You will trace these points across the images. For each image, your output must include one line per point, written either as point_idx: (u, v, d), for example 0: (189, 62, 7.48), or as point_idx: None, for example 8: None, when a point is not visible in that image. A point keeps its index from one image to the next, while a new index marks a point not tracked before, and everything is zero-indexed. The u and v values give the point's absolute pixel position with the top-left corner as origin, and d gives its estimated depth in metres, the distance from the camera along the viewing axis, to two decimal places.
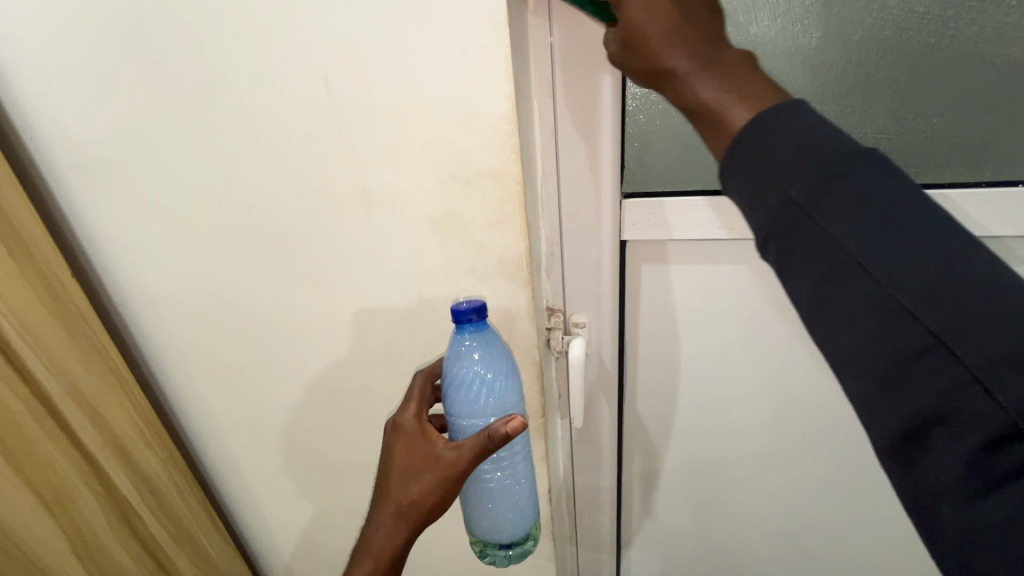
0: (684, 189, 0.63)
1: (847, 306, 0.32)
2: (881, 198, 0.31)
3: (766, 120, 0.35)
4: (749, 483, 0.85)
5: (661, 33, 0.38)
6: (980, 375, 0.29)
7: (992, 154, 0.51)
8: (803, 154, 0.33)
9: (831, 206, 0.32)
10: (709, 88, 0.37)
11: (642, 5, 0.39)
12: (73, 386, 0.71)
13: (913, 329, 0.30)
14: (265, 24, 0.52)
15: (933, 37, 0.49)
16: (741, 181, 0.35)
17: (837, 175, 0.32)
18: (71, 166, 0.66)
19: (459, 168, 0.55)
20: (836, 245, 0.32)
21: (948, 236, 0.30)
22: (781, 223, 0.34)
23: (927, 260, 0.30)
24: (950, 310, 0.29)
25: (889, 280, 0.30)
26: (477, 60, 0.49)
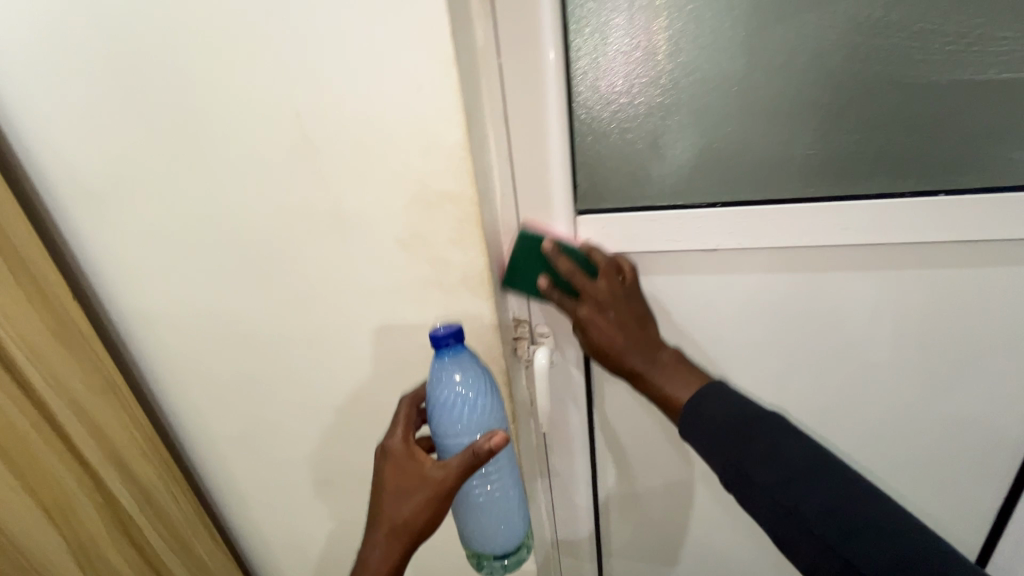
0: (633, 206, 0.63)
1: (788, 533, 0.56)
2: (787, 461, 0.57)
3: (720, 412, 0.60)
4: (725, 487, 0.87)
5: (622, 346, 0.63)
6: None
7: (908, 166, 0.56)
8: (741, 432, 0.59)
9: (761, 471, 0.57)
10: (666, 384, 0.63)
11: (602, 333, 0.62)
12: (73, 401, 0.76)
13: (825, 546, 0.54)
14: (242, 67, 0.58)
15: (848, 61, 0.53)
16: (712, 450, 0.60)
17: (760, 447, 0.58)
18: (73, 196, 0.71)
19: (422, 191, 0.60)
20: (769, 497, 0.57)
21: (829, 485, 0.56)
22: (736, 482, 0.59)
23: (821, 503, 0.55)
24: (841, 535, 0.53)
25: (806, 518, 0.55)
26: (431, 95, 0.54)
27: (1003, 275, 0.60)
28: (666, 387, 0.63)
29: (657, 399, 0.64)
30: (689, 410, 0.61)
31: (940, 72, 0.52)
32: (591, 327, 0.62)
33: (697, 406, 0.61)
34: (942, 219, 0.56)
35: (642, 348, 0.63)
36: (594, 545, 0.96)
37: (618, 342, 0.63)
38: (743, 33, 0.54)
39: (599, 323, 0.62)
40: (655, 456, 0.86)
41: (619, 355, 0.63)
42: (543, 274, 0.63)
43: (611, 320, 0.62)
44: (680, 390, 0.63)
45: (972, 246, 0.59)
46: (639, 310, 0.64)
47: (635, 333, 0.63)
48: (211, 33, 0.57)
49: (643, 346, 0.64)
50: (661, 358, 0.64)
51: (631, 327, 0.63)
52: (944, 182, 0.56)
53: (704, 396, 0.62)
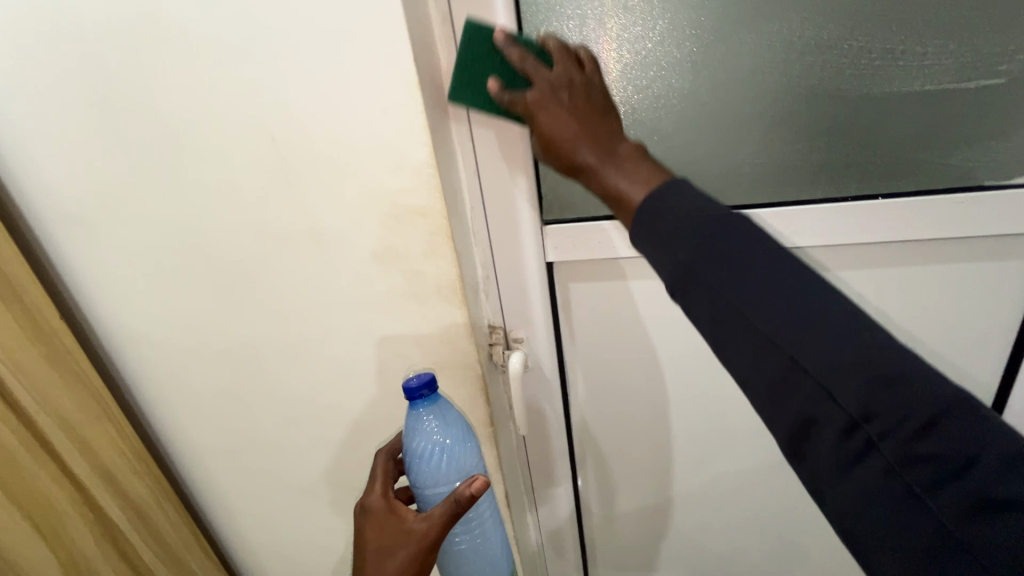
0: (594, 216, 0.70)
1: (729, 337, 0.44)
2: (743, 253, 0.43)
3: (663, 203, 0.47)
4: (703, 482, 0.89)
5: (571, 136, 0.53)
6: (827, 383, 0.40)
7: (850, 173, 0.59)
8: (685, 219, 0.45)
9: (709, 264, 0.43)
10: (613, 176, 0.51)
11: (550, 120, 0.53)
12: (62, 419, 0.78)
13: (776, 355, 0.42)
14: (218, 92, 0.60)
15: (785, 77, 0.57)
16: (650, 243, 0.47)
17: (711, 237, 0.44)
18: (59, 222, 0.74)
19: (392, 206, 0.63)
20: (716, 293, 0.43)
21: (802, 287, 0.42)
22: (679, 279, 0.45)
23: (784, 301, 0.41)
24: (803, 339, 0.40)
25: (756, 316, 0.42)
26: (398, 116, 0.57)
27: (955, 271, 0.62)
28: (622, 181, 0.50)
29: (610, 198, 0.51)
30: (649, 204, 0.48)
31: (870, 85, 0.55)
32: (540, 115, 0.54)
33: (655, 199, 0.47)
34: (891, 222, 0.59)
35: (599, 139, 0.53)
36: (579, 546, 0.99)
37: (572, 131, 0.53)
38: (686, 53, 0.58)
39: (549, 108, 0.54)
40: (633, 453, 0.88)
41: (570, 147, 0.53)
42: (493, 75, 0.56)
43: (565, 105, 0.53)
44: (636, 184, 0.50)
45: (920, 245, 0.61)
46: (601, 102, 0.54)
47: (593, 120, 0.53)
48: (185, 60, 0.59)
49: (600, 137, 0.53)
50: (620, 150, 0.52)
51: (589, 116, 0.53)
52: (884, 187, 0.59)
53: (654, 190, 0.48)
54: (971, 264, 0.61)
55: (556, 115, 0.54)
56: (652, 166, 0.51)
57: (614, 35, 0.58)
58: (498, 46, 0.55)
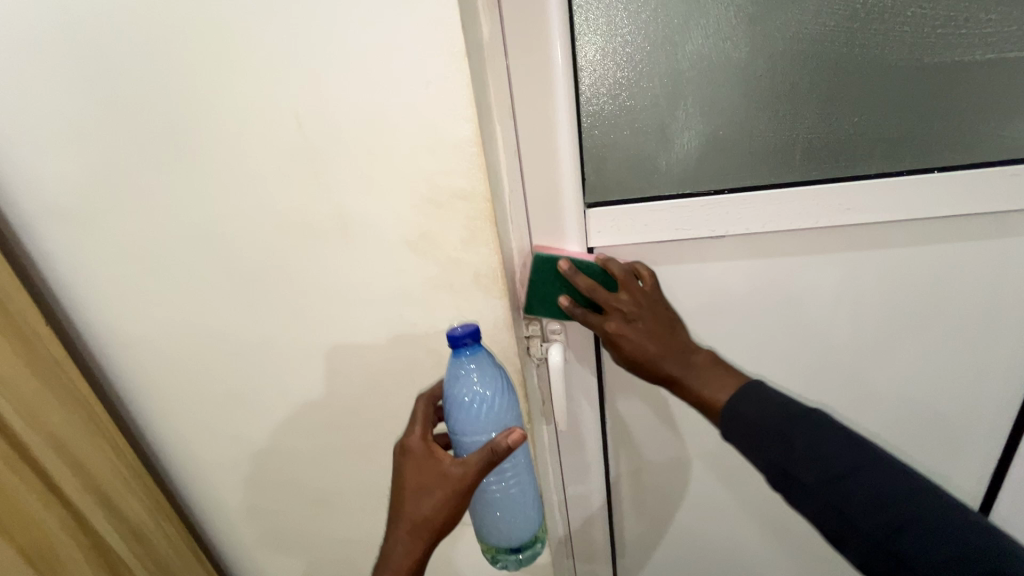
0: (642, 196, 0.64)
1: (840, 532, 0.52)
2: (833, 459, 0.52)
3: (756, 411, 0.57)
4: (739, 478, 0.87)
5: (653, 355, 0.62)
6: (929, 573, 0.48)
7: (906, 147, 0.58)
8: (776, 427, 0.55)
9: (805, 471, 0.53)
10: (698, 388, 0.61)
11: (633, 341, 0.62)
12: (53, 438, 0.69)
13: (882, 554, 0.50)
14: (237, 67, 0.55)
15: (845, 47, 0.56)
16: (749, 447, 0.56)
17: (796, 443, 0.54)
18: (44, 217, 0.66)
19: (431, 190, 0.58)
20: (820, 497, 0.52)
21: (889, 489, 0.51)
22: (780, 480, 0.55)
23: (874, 505, 0.50)
24: (896, 537, 0.49)
25: (855, 515, 0.51)
26: (442, 90, 0.53)
27: (1000, 245, 0.62)
28: (706, 390, 0.61)
29: (699, 406, 0.61)
30: (731, 414, 0.58)
31: (933, 55, 0.55)
32: (621, 338, 0.63)
33: (736, 407, 0.58)
34: (941, 196, 0.59)
35: (678, 355, 0.62)
36: (607, 541, 0.96)
37: (653, 352, 0.62)
38: (746, 22, 0.56)
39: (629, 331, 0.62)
40: (667, 447, 0.85)
41: (653, 362, 0.62)
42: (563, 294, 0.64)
43: (641, 329, 0.62)
44: (717, 390, 0.60)
45: (970, 219, 0.61)
46: (668, 318, 0.64)
47: (667, 337, 0.63)
48: (200, 39, 0.54)
49: (678, 353, 0.63)
50: (696, 361, 0.62)
51: (664, 333, 0.63)
52: (939, 161, 0.58)
53: (735, 398, 0.59)
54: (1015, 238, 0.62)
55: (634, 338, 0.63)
56: (724, 372, 0.62)
57: (670, 5, 0.56)
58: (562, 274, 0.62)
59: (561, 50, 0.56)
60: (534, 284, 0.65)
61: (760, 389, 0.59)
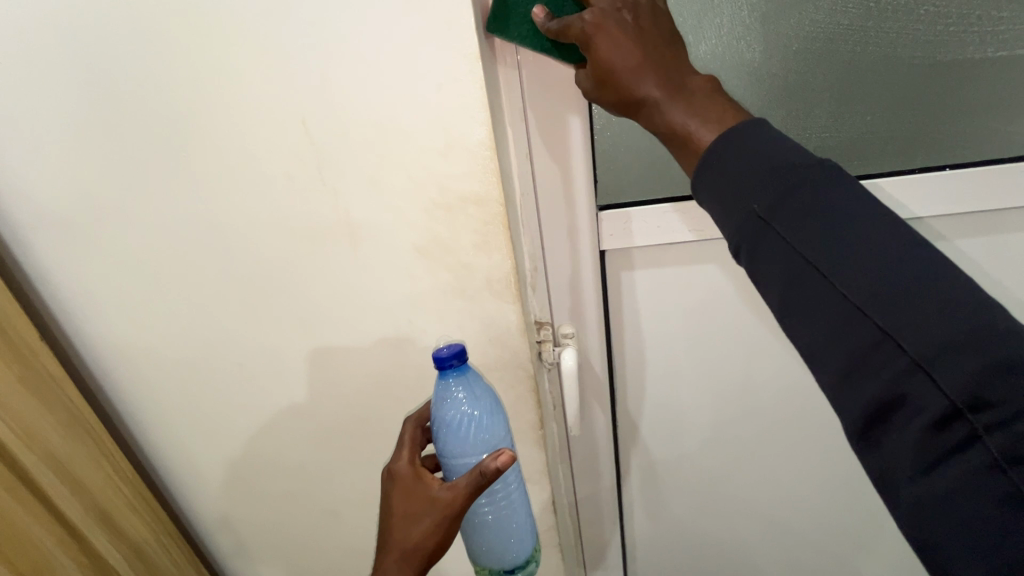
0: (651, 197, 0.65)
1: (804, 301, 0.38)
2: (831, 212, 0.37)
3: (751, 151, 0.40)
4: (747, 474, 0.87)
5: (629, 68, 0.44)
6: (923, 359, 0.34)
7: (917, 145, 0.59)
8: (771, 166, 0.39)
9: (788, 217, 0.38)
10: (679, 115, 0.44)
11: (609, 48, 0.44)
12: (51, 456, 0.67)
13: (862, 324, 0.36)
14: (241, 70, 0.53)
15: (857, 46, 0.56)
16: (720, 200, 0.42)
17: (793, 192, 0.38)
18: (41, 230, 0.64)
19: (441, 193, 0.57)
20: (794, 249, 0.38)
21: (910, 253, 0.36)
22: (750, 232, 0.40)
23: (877, 270, 0.36)
24: (893, 310, 0.35)
25: (838, 278, 0.37)
26: (454, 91, 0.52)
27: (1006, 240, 0.63)
28: (690, 119, 0.44)
29: (673, 139, 0.45)
30: (722, 144, 0.42)
31: (943, 52, 0.56)
32: (596, 40, 0.45)
33: (731, 140, 0.41)
34: (953, 194, 0.59)
35: (663, 74, 0.45)
36: (618, 542, 0.95)
37: (631, 62, 0.44)
38: (759, 20, 0.56)
39: (610, 32, 0.44)
40: (677, 447, 0.86)
41: (627, 81, 0.45)
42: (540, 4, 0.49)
43: (628, 31, 0.44)
44: (709, 126, 0.43)
45: (977, 216, 0.62)
46: (670, 31, 0.46)
47: (659, 52, 0.45)
48: (202, 42, 0.52)
49: (663, 71, 0.45)
50: (692, 87, 0.45)
51: (653, 43, 0.45)
52: (950, 158, 0.59)
53: (732, 131, 0.42)
54: (1020, 234, 0.63)
55: (616, 44, 0.44)
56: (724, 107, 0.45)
57: (683, 3, 0.55)
58: None
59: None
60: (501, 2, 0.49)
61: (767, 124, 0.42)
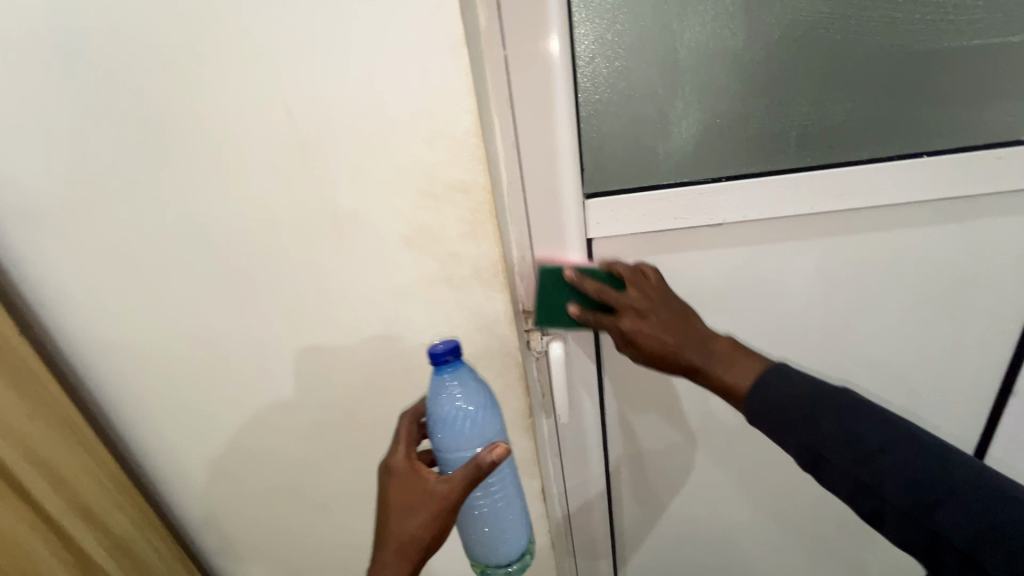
0: (638, 185, 0.64)
1: (874, 509, 0.52)
2: (858, 437, 0.52)
3: (782, 395, 0.57)
4: (732, 461, 0.89)
5: (672, 346, 0.60)
6: (968, 547, 0.46)
7: (896, 131, 0.60)
8: (798, 406, 0.56)
9: (835, 452, 0.53)
10: (720, 373, 0.60)
11: (651, 335, 0.61)
12: (31, 452, 0.65)
13: (915, 525, 0.49)
14: (224, 58, 0.52)
15: (839, 33, 0.57)
16: (775, 434, 0.57)
17: (821, 422, 0.54)
18: (15, 219, 0.62)
19: (429, 182, 0.57)
20: (847, 475, 0.52)
21: (923, 461, 0.50)
22: (806, 459, 0.55)
23: (908, 482, 0.49)
24: (932, 514, 0.48)
25: (886, 492, 0.50)
26: (440, 78, 0.51)
27: (982, 226, 0.65)
28: (727, 374, 0.60)
29: (723, 391, 0.60)
30: (755, 398, 0.58)
31: (919, 40, 0.57)
32: (636, 334, 0.61)
33: (764, 392, 0.57)
34: (929, 180, 0.61)
35: (698, 343, 0.61)
36: (606, 529, 0.97)
37: (668, 341, 0.61)
38: (742, 9, 0.56)
39: (645, 327, 0.61)
40: (663, 435, 0.87)
41: (673, 354, 0.61)
42: (572, 302, 0.65)
43: (655, 322, 0.61)
44: (744, 375, 0.60)
45: (952, 204, 0.63)
46: (681, 308, 0.63)
47: (685, 328, 0.61)
48: (184, 27, 0.51)
49: (694, 340, 0.61)
50: (716, 348, 0.61)
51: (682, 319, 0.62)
52: (927, 144, 0.60)
53: (757, 384, 0.58)
54: (994, 219, 0.64)
55: (650, 332, 0.61)
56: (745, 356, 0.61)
57: None
58: (569, 280, 0.63)
59: (558, 44, 0.56)
60: (541, 305, 0.66)
61: (781, 372, 0.58)
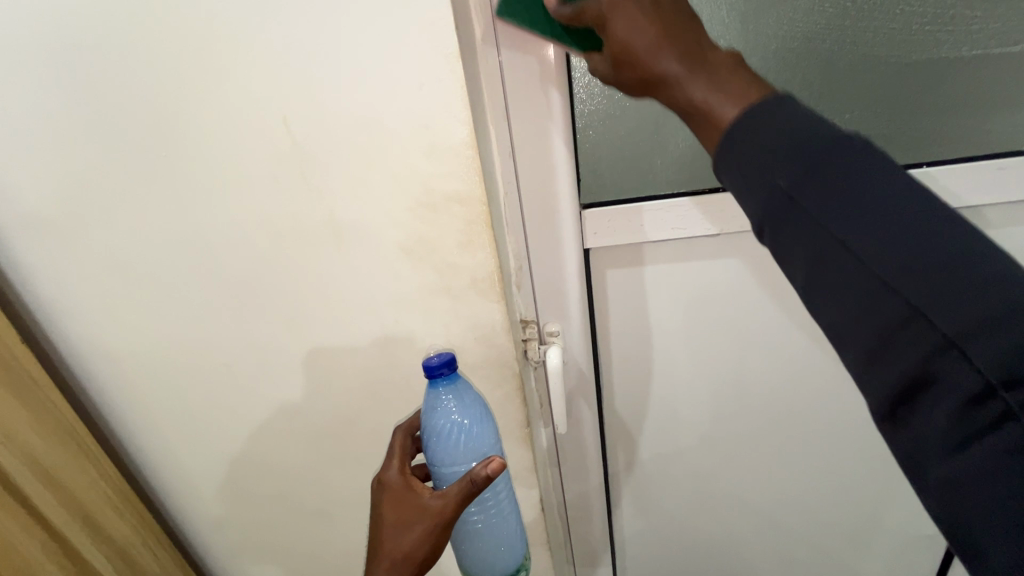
0: (637, 195, 0.65)
1: (836, 285, 0.35)
2: (864, 180, 0.34)
3: (783, 124, 0.37)
4: (733, 470, 0.88)
5: (650, 44, 0.41)
6: (959, 337, 0.31)
7: (894, 143, 0.60)
8: (794, 137, 0.36)
9: (819, 198, 0.35)
10: (698, 89, 0.40)
11: (626, 25, 0.41)
12: (32, 460, 0.66)
13: (891, 303, 0.33)
14: (219, 71, 0.53)
15: (835, 45, 0.57)
16: (742, 175, 0.38)
17: (822, 157, 0.35)
18: (21, 233, 0.63)
19: (425, 193, 0.57)
20: (818, 231, 0.35)
21: (944, 229, 0.33)
22: (775, 209, 0.37)
23: (912, 248, 0.32)
24: (928, 297, 0.32)
25: (867, 256, 0.33)
26: (435, 91, 0.52)
27: (982, 236, 0.64)
28: (711, 94, 0.40)
29: (689, 116, 0.41)
30: (742, 120, 0.38)
31: (917, 51, 0.57)
32: (613, 19, 0.42)
33: (757, 111, 0.38)
34: (934, 190, 0.60)
35: (682, 41, 0.41)
36: (607, 540, 0.96)
37: (649, 35, 0.41)
38: (739, 20, 0.56)
39: (626, 8, 0.41)
40: (663, 443, 0.86)
41: (642, 60, 0.41)
42: None
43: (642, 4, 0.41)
44: (730, 103, 0.40)
45: (954, 215, 0.63)
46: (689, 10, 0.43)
47: (676, 27, 0.41)
48: (181, 40, 0.52)
49: (682, 43, 0.41)
50: (714, 57, 0.41)
51: (666, 14, 0.41)
52: (927, 156, 0.60)
53: (754, 107, 0.39)
54: (998, 229, 0.64)
55: (630, 19, 0.41)
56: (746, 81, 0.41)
57: None
58: None
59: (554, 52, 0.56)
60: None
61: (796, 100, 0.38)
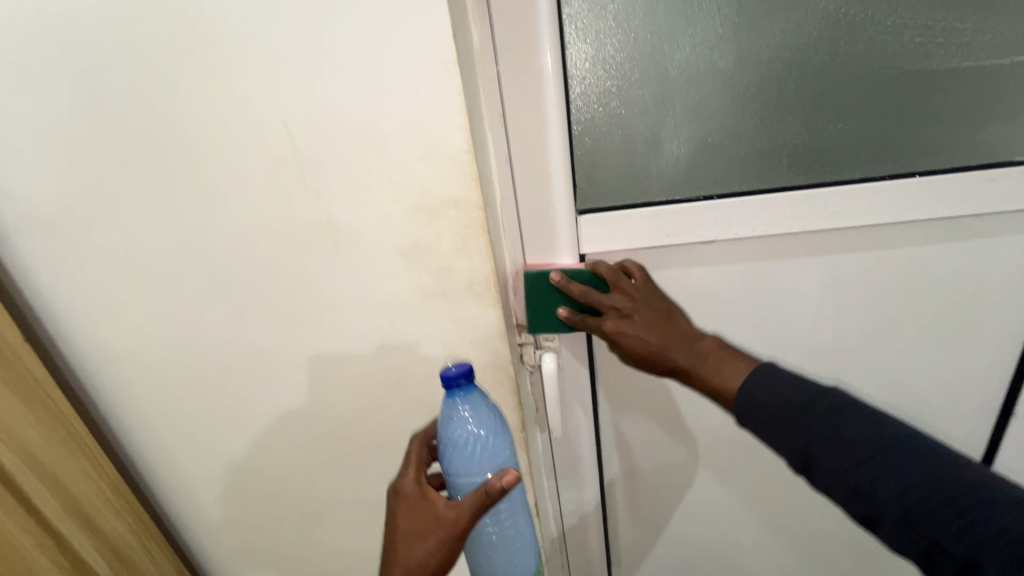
0: (633, 202, 0.65)
1: (844, 491, 0.52)
2: (843, 424, 0.53)
3: (779, 387, 0.58)
4: (730, 480, 0.88)
5: (658, 346, 0.63)
6: (932, 527, 0.47)
7: (889, 152, 0.61)
8: (791, 398, 0.56)
9: (817, 439, 0.53)
10: (708, 373, 0.61)
11: (636, 337, 0.63)
12: (30, 456, 0.67)
13: (882, 504, 0.49)
14: (222, 75, 0.54)
15: (828, 54, 0.58)
16: (764, 426, 0.57)
17: (813, 412, 0.55)
18: (24, 230, 0.64)
19: (424, 199, 0.58)
20: (822, 460, 0.53)
21: (899, 451, 0.50)
22: (792, 447, 0.55)
23: (882, 467, 0.50)
24: (931, 520, 0.47)
25: (856, 476, 0.51)
26: (433, 97, 0.53)
27: (978, 245, 0.65)
28: (715, 376, 0.61)
29: (710, 391, 0.62)
30: (743, 399, 0.58)
31: (910, 63, 0.57)
32: (624, 336, 0.63)
33: (752, 389, 0.58)
34: (926, 198, 0.61)
35: (680, 342, 0.63)
36: (603, 547, 0.96)
37: (655, 342, 0.63)
38: (733, 30, 0.57)
39: (631, 330, 0.63)
40: (660, 451, 0.86)
41: (659, 354, 0.63)
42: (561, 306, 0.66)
43: (640, 323, 0.63)
44: (731, 377, 0.61)
45: (948, 224, 0.63)
46: (670, 311, 0.65)
47: (670, 330, 0.64)
48: (186, 46, 0.53)
49: (681, 341, 0.63)
50: (702, 348, 0.63)
51: (659, 323, 0.64)
52: (919, 165, 0.61)
53: (748, 380, 0.59)
54: (994, 240, 0.64)
55: (636, 334, 0.63)
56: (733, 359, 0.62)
57: (659, 15, 0.57)
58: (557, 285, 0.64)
59: (551, 59, 0.57)
60: (532, 307, 0.66)
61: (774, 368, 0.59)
